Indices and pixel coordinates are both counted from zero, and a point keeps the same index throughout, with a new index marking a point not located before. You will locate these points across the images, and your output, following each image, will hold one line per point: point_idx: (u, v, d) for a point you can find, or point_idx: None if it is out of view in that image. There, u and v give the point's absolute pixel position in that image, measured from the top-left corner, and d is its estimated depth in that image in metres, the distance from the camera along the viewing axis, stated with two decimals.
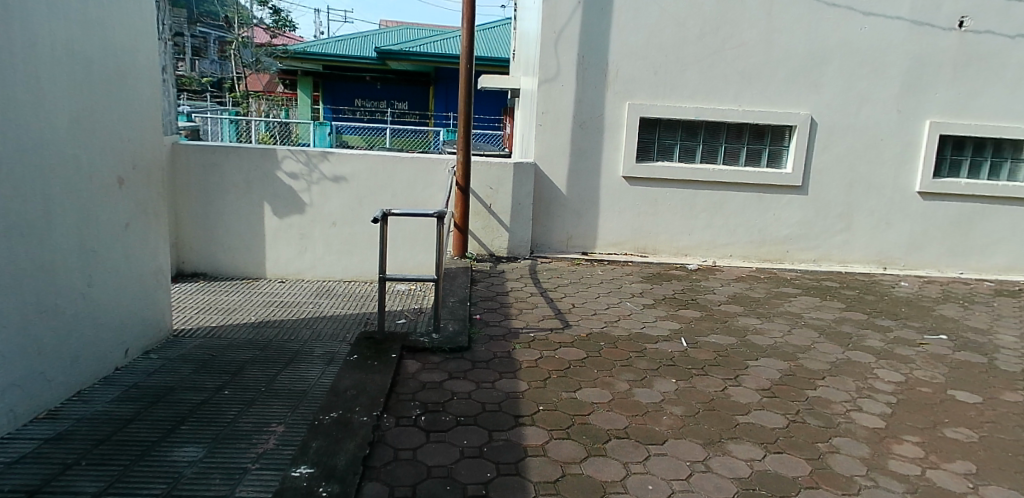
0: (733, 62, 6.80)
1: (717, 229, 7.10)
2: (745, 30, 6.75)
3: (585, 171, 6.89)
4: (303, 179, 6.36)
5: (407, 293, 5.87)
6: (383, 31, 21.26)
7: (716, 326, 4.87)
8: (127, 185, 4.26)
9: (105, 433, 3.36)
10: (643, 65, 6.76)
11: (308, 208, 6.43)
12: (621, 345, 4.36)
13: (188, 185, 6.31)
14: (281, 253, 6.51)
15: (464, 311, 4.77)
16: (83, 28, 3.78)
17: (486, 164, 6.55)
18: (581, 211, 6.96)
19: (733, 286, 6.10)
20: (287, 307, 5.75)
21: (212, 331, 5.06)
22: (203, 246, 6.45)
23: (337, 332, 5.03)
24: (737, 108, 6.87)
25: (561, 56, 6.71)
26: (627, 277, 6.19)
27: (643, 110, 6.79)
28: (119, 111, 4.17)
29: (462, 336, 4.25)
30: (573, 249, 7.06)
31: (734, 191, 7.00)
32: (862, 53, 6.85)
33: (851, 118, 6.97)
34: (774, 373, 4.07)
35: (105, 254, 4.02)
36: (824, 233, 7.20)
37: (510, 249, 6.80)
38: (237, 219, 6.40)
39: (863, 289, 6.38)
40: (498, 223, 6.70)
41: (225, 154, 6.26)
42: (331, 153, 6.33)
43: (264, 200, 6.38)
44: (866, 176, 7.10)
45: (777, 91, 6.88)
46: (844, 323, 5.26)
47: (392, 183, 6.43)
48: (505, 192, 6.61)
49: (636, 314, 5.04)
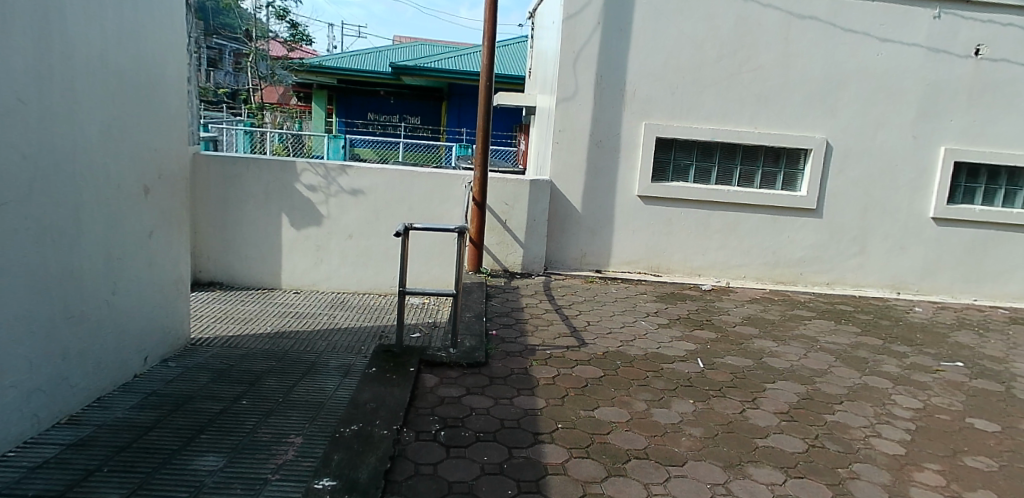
0: (750, 85, 6.84)
1: (731, 250, 7.09)
2: (762, 53, 6.80)
3: (600, 189, 6.91)
4: (321, 192, 6.42)
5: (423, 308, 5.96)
6: (398, 46, 21.50)
7: (733, 348, 4.85)
8: (153, 194, 4.31)
9: (125, 440, 3.37)
10: (661, 86, 6.81)
11: (325, 220, 6.48)
12: (637, 364, 4.35)
13: (207, 194, 6.39)
14: (297, 265, 6.55)
15: (480, 326, 4.78)
16: (119, 42, 3.86)
17: (503, 180, 6.58)
18: (596, 229, 6.97)
19: (747, 307, 6.10)
20: (302, 318, 5.81)
21: (229, 340, 5.11)
22: (220, 255, 6.50)
23: (353, 345, 5.11)
24: (753, 130, 6.89)
25: (579, 75, 6.77)
26: (642, 296, 6.19)
27: (659, 131, 6.82)
28: (149, 122, 4.24)
29: (479, 351, 4.25)
30: (587, 266, 7.05)
31: (748, 212, 7.01)
32: (877, 78, 6.89)
33: (866, 142, 6.99)
34: (792, 396, 4.07)
35: (129, 260, 4.07)
36: (838, 256, 7.20)
37: (525, 264, 6.78)
38: (254, 229, 6.46)
39: (879, 314, 6.36)
40: (513, 239, 6.69)
41: (245, 165, 6.34)
42: (349, 167, 6.40)
43: (282, 211, 6.44)
44: (881, 201, 7.11)
45: (793, 114, 6.91)
46: (860, 348, 5.24)
47: (409, 196, 6.48)
48: (521, 208, 6.63)
49: (652, 334, 5.03)
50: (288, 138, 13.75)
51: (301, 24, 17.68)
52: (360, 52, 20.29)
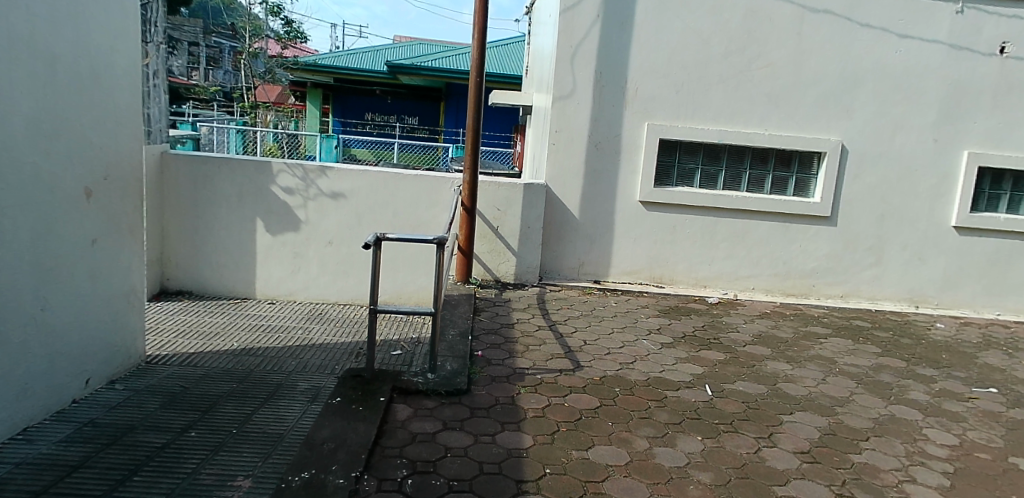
0: (760, 83, 6.38)
1: (739, 260, 6.63)
2: (774, 49, 6.34)
3: (599, 194, 6.45)
4: (299, 195, 5.97)
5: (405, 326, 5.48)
6: (396, 45, 21.06)
7: (744, 372, 4.39)
8: (96, 197, 3.85)
9: (43, 483, 2.92)
10: (665, 83, 6.35)
11: (302, 225, 6.03)
12: (638, 392, 3.89)
13: (176, 196, 5.94)
14: (273, 273, 6.10)
15: (464, 346, 4.31)
16: (51, 25, 3.41)
17: (495, 184, 6.10)
18: (595, 236, 6.51)
19: (757, 324, 5.63)
20: (274, 332, 5.35)
21: (189, 358, 4.66)
22: (190, 262, 6.05)
23: (325, 365, 4.66)
24: (763, 132, 6.43)
25: (578, 71, 6.31)
26: (643, 310, 5.71)
27: (663, 132, 6.36)
28: (91, 116, 3.78)
29: (460, 377, 3.79)
30: (585, 276, 6.58)
31: (757, 219, 6.55)
32: (896, 76, 6.43)
33: (885, 146, 6.53)
34: (812, 431, 3.60)
35: (65, 272, 3.61)
36: (853, 267, 6.73)
37: (518, 275, 6.30)
38: (227, 235, 6.01)
39: (898, 331, 5.89)
40: (505, 247, 6.21)
41: (216, 165, 5.89)
42: (329, 169, 5.95)
43: (257, 215, 5.99)
44: (899, 208, 6.65)
45: (807, 115, 6.45)
46: (882, 371, 4.78)
47: (393, 201, 6.03)
48: (514, 214, 6.15)
49: (655, 355, 4.56)
50: (280, 137, 13.32)
51: (296, 21, 17.27)
52: (356, 51, 19.84)
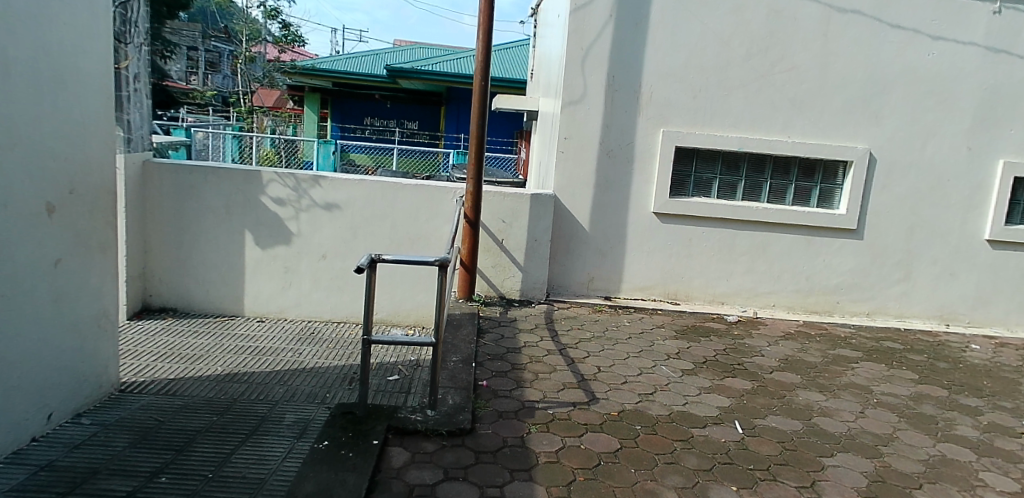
0: (783, 87, 6.00)
1: (759, 275, 6.23)
2: (797, 52, 5.96)
3: (611, 205, 6.06)
4: (291, 205, 5.60)
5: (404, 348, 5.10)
6: (398, 49, 20.72)
7: (774, 405, 4.00)
8: (60, 213, 3.47)
9: None
10: (682, 88, 5.97)
11: (294, 239, 5.65)
12: (661, 431, 3.49)
13: (159, 207, 5.56)
14: (262, 289, 5.72)
15: (467, 375, 3.92)
16: (5, 21, 3.03)
17: (500, 194, 5.72)
18: (606, 250, 6.12)
19: (782, 346, 5.23)
20: (262, 355, 4.96)
21: (167, 385, 4.26)
22: (173, 277, 5.66)
23: (316, 394, 4.26)
24: (786, 139, 6.05)
25: (589, 74, 5.93)
26: (659, 330, 5.32)
27: (679, 139, 5.97)
28: (55, 124, 3.40)
29: (463, 414, 3.40)
30: (595, 292, 6.19)
31: (779, 232, 6.16)
32: (927, 81, 6.04)
33: (915, 154, 6.14)
34: (858, 478, 3.21)
35: (23, 298, 3.23)
36: (879, 283, 6.34)
37: (524, 290, 5.90)
38: (213, 248, 5.63)
39: (932, 353, 5.49)
40: (511, 261, 5.81)
41: (203, 174, 5.52)
42: (323, 178, 5.58)
43: (245, 228, 5.61)
44: (929, 220, 6.25)
45: (831, 122, 6.07)
46: (923, 402, 4.38)
47: (392, 212, 5.65)
48: (520, 226, 5.75)
49: (675, 384, 4.17)
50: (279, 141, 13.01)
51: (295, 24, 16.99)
52: (357, 55, 19.51)
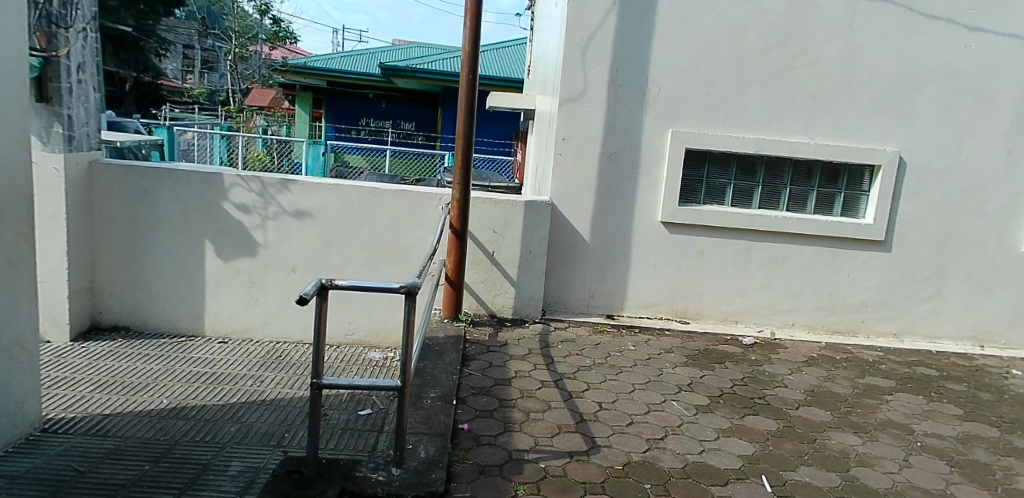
0: (804, 84, 5.42)
1: (776, 291, 5.65)
2: (820, 44, 5.38)
3: (613, 213, 5.48)
4: (256, 213, 5.01)
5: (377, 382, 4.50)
6: (394, 47, 20.17)
7: (805, 453, 3.41)
8: None
9: None
10: (692, 83, 5.39)
11: (261, 250, 5.07)
12: (675, 492, 2.91)
13: (107, 214, 4.99)
14: (225, 306, 5.14)
15: (445, 418, 3.34)
16: None
17: (490, 201, 5.13)
18: (608, 263, 5.53)
19: (806, 374, 4.65)
20: (217, 383, 4.38)
21: (99, 423, 3.70)
22: (126, 293, 5.08)
23: (271, 434, 3.68)
24: (807, 141, 5.46)
25: (590, 68, 5.35)
26: (668, 356, 4.73)
27: (690, 141, 5.39)
28: None
29: (435, 473, 2.82)
30: (596, 310, 5.61)
31: (799, 244, 5.58)
32: (963, 77, 5.46)
33: (948, 159, 5.56)
34: None
35: None
36: (908, 300, 5.75)
37: (517, 308, 5.31)
38: (170, 261, 5.05)
39: (972, 382, 4.90)
40: (503, 275, 5.23)
41: (158, 178, 4.95)
42: (292, 182, 5.00)
43: (206, 238, 5.03)
44: (963, 231, 5.67)
45: (857, 122, 5.49)
46: (974, 445, 3.79)
47: (370, 220, 5.07)
48: (513, 237, 5.17)
49: (690, 426, 3.59)
50: (270, 142, 12.57)
51: None
52: (351, 53, 18.94)
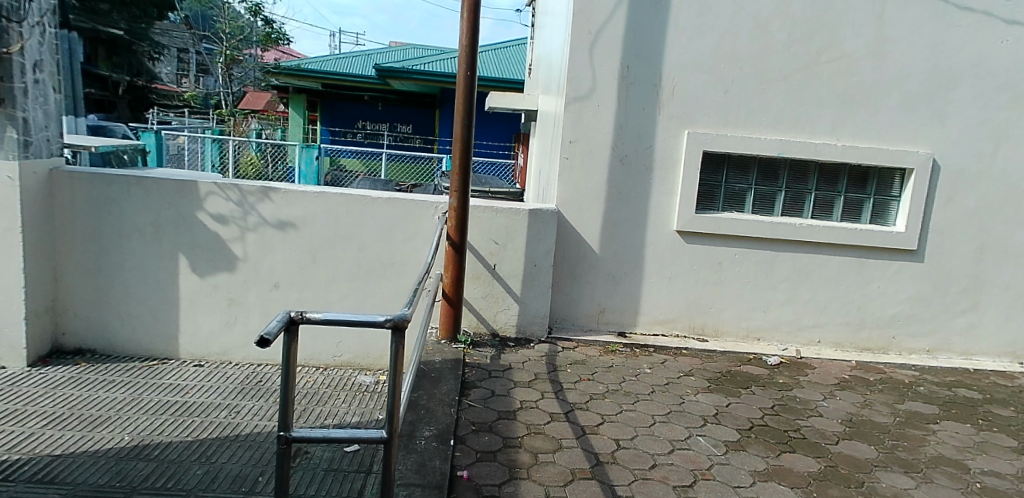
0: (830, 80, 4.97)
1: (801, 306, 5.20)
2: (848, 37, 4.93)
3: (624, 222, 5.04)
4: (234, 224, 4.57)
5: (364, 413, 4.06)
6: (391, 49, 19.73)
7: None
8: None
9: None
10: (710, 81, 4.95)
11: (239, 265, 4.63)
12: None
13: (70, 226, 4.56)
14: (201, 326, 4.70)
15: (442, 465, 2.89)
16: None
17: (490, 210, 4.69)
18: (619, 276, 5.09)
19: (841, 401, 4.20)
20: (188, 414, 3.94)
21: (47, 468, 3.27)
22: (93, 312, 4.65)
23: (243, 477, 3.25)
24: (835, 143, 5.02)
25: (599, 65, 4.92)
26: (689, 380, 4.29)
27: (707, 143, 4.95)
28: None
29: None
30: (606, 327, 5.17)
31: (826, 254, 5.14)
32: (1004, 73, 5.01)
33: (989, 162, 5.11)
34: None
35: None
36: (943, 315, 5.30)
37: (521, 327, 4.86)
38: (140, 277, 4.61)
39: (1021, 407, 4.45)
40: (505, 290, 4.78)
41: (127, 186, 4.52)
42: (273, 191, 4.56)
43: (179, 251, 4.59)
44: (1004, 240, 5.21)
45: (889, 121, 5.04)
46: None
47: (359, 232, 4.62)
48: (515, 248, 4.73)
49: (721, 468, 3.15)
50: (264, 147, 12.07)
51: None
52: (346, 55, 18.53)
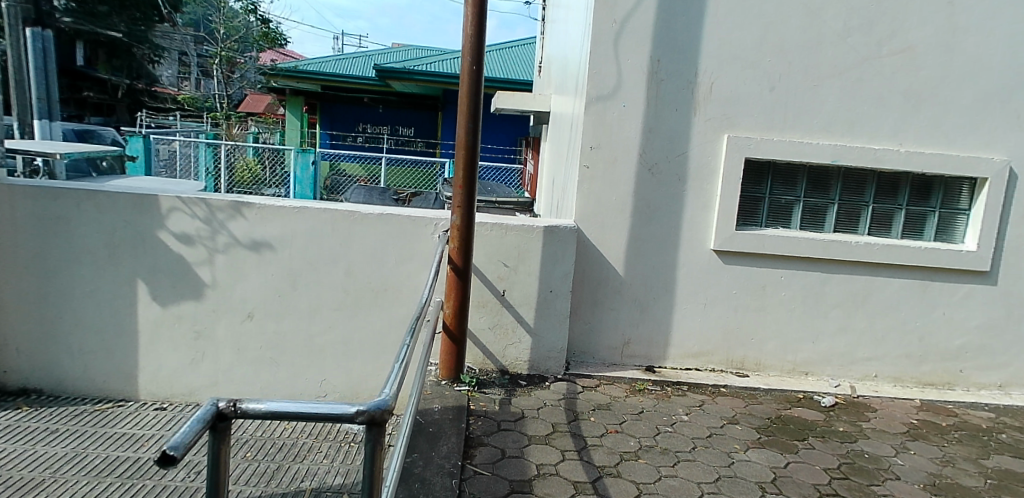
0: (892, 75, 4.30)
1: (856, 335, 4.53)
2: (913, 26, 4.26)
3: (654, 241, 4.38)
4: (202, 245, 3.93)
5: (348, 472, 3.39)
6: (393, 49, 19.10)
7: None
8: None
9: None
10: (753, 77, 4.29)
11: (208, 292, 3.98)
12: None
13: (11, 246, 3.92)
14: (164, 362, 4.05)
15: None
16: None
17: (500, 228, 4.03)
18: (647, 303, 4.42)
19: (917, 457, 3.53)
20: (138, 475, 3.30)
21: None
22: (38, 346, 4.02)
23: None
24: (896, 149, 4.35)
25: (625, 59, 4.26)
26: (735, 431, 3.63)
27: (749, 148, 4.29)
28: None
29: None
30: (632, 360, 4.50)
31: (884, 276, 4.47)
32: None
33: None
34: None
35: None
36: (1018, 346, 4.61)
37: (534, 362, 4.20)
38: (93, 307, 3.97)
39: None
40: (516, 320, 4.12)
41: (76, 201, 3.87)
42: (247, 206, 3.91)
43: (138, 277, 3.95)
44: None
45: (959, 124, 4.37)
46: None
47: (346, 253, 3.96)
48: (529, 272, 4.07)
49: None
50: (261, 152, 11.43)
51: None
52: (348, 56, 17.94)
